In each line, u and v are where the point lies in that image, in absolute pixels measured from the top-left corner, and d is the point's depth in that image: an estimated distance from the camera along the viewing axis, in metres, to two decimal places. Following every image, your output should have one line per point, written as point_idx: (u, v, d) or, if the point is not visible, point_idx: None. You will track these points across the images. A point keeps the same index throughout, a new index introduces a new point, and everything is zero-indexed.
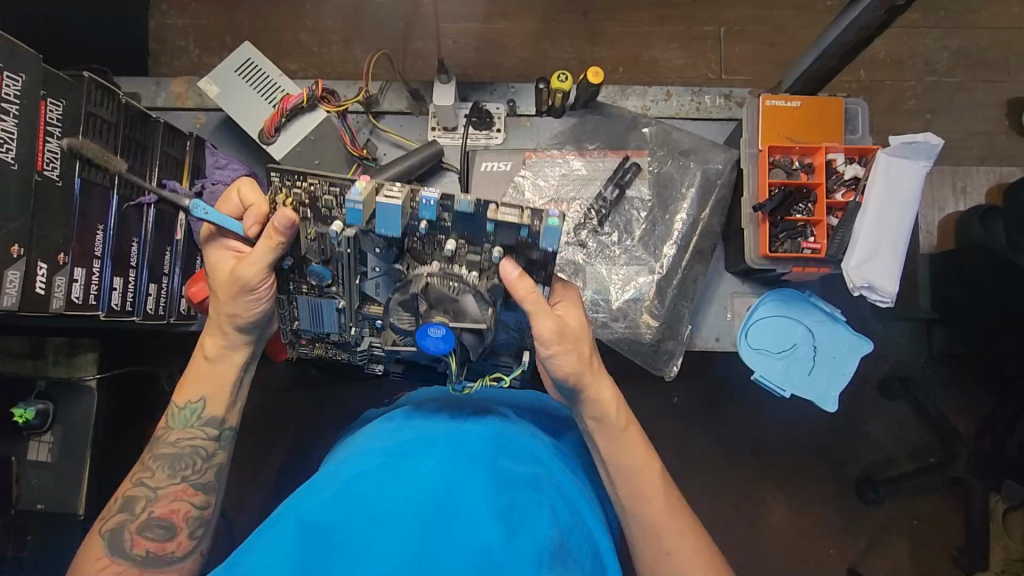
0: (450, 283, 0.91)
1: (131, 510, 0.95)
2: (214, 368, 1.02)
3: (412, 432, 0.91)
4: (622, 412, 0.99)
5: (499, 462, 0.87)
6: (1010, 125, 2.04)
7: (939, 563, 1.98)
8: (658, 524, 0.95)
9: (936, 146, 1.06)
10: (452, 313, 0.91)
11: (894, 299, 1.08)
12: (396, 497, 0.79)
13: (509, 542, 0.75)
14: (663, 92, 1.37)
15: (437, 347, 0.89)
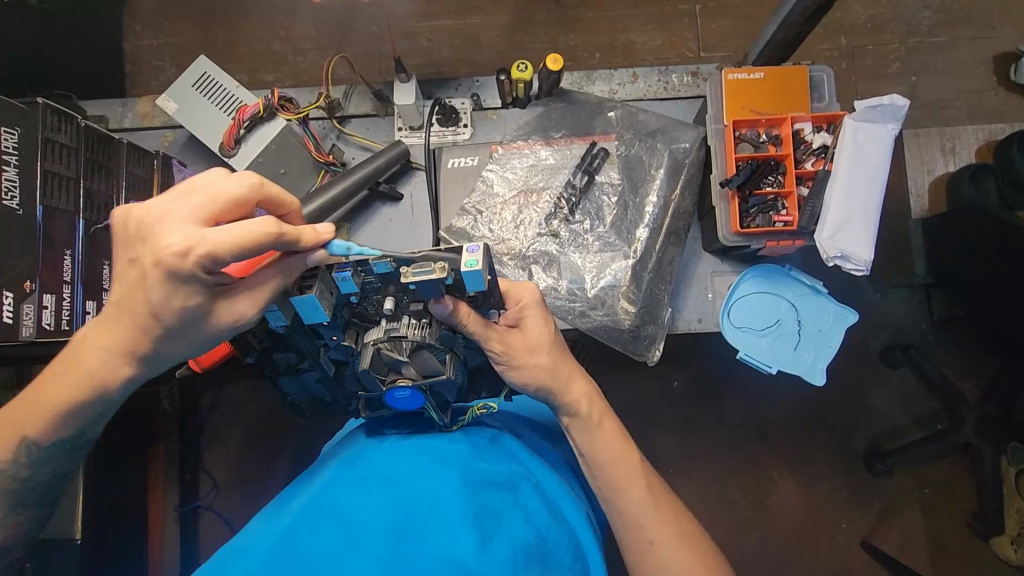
0: (398, 347, 0.85)
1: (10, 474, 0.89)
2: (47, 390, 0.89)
3: (382, 442, 0.89)
4: (594, 405, 0.99)
5: (474, 465, 0.84)
6: (998, 82, 2.00)
7: (956, 530, 1.95)
8: (639, 517, 0.94)
9: (902, 108, 1.04)
10: (412, 374, 0.87)
11: (869, 267, 1.05)
12: (366, 503, 0.75)
13: (485, 543, 0.72)
14: (629, 74, 1.35)
15: (403, 405, 0.88)
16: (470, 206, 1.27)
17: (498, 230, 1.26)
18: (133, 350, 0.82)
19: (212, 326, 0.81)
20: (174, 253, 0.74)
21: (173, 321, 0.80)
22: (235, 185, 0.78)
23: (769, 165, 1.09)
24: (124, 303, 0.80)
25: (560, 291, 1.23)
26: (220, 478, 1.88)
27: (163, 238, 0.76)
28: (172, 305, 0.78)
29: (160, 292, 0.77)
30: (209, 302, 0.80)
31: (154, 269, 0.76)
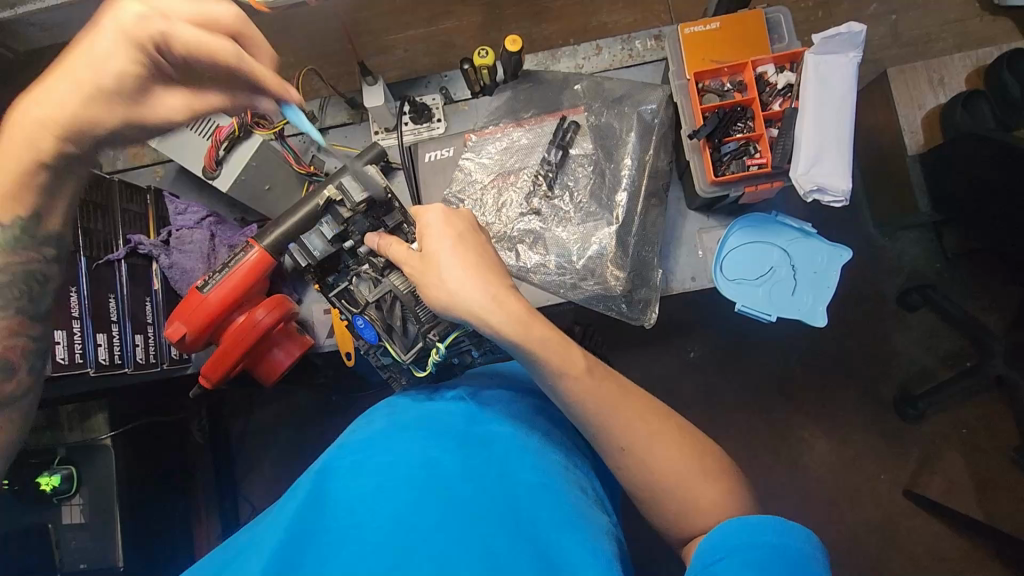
0: (359, 280, 1.11)
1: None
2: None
3: (370, 427, 0.90)
4: (509, 314, 0.90)
5: (468, 438, 0.88)
6: (982, 8, 1.96)
7: (1001, 467, 1.89)
8: (615, 428, 0.90)
9: (860, 34, 1.04)
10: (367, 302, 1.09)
11: (848, 197, 1.04)
12: (365, 481, 0.78)
13: (487, 496, 0.78)
14: (592, 47, 1.36)
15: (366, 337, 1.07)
16: (452, 195, 1.29)
17: (480, 215, 1.28)
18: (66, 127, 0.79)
19: (144, 117, 0.85)
20: (141, 29, 0.78)
21: (115, 99, 0.81)
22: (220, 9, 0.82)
23: (735, 112, 1.09)
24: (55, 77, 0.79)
25: (549, 267, 1.24)
26: (259, 502, 1.92)
27: (119, 8, 0.78)
28: (110, 78, 0.80)
29: (114, 55, 0.78)
30: (149, 88, 0.84)
31: (110, 35, 0.78)
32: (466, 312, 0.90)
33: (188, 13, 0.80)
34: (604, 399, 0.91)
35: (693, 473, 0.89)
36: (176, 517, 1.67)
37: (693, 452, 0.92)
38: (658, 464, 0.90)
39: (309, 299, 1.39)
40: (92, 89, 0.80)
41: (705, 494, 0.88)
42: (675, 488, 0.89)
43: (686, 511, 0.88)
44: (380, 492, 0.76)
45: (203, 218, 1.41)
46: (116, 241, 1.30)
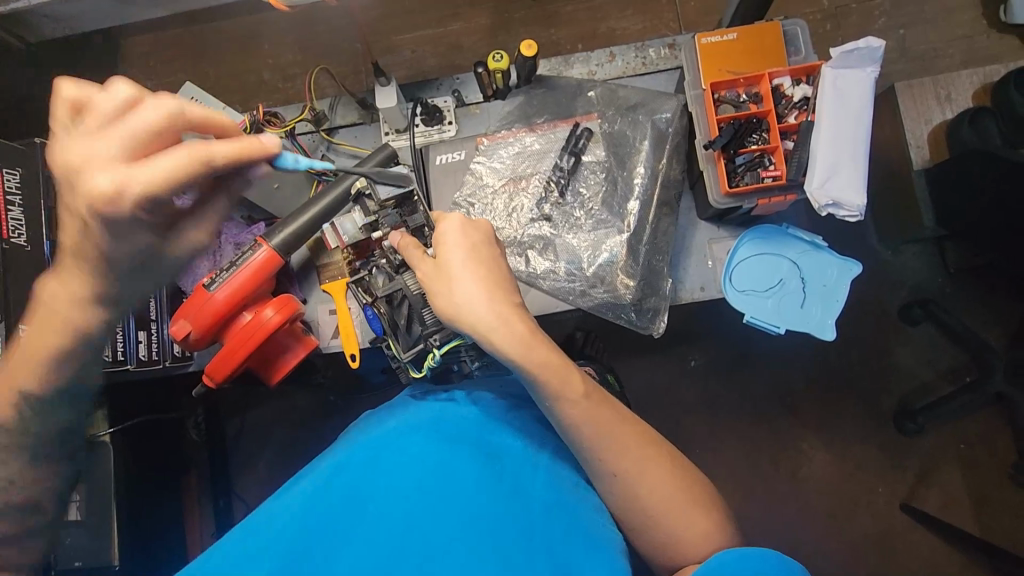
0: (378, 271, 1.19)
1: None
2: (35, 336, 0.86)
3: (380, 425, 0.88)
4: (515, 338, 0.87)
5: (479, 443, 0.86)
6: (989, 25, 1.96)
7: (998, 484, 1.89)
8: (619, 449, 0.88)
9: (879, 50, 1.04)
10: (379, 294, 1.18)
11: (862, 212, 1.04)
12: (374, 483, 0.77)
13: (501, 503, 0.79)
14: (606, 54, 1.35)
15: (374, 327, 1.18)
16: (462, 199, 1.29)
17: (492, 220, 1.27)
18: (96, 289, 0.86)
19: (174, 248, 0.90)
20: (129, 190, 0.75)
21: (117, 262, 0.85)
22: (155, 115, 0.77)
23: (751, 123, 1.09)
24: (88, 264, 0.84)
25: (559, 273, 1.24)
26: (254, 502, 1.90)
27: (90, 181, 0.76)
28: (128, 242, 0.83)
29: (109, 228, 0.80)
30: (165, 230, 0.88)
31: (97, 207, 0.77)
32: (466, 326, 0.88)
33: (118, 149, 0.76)
34: (601, 425, 0.88)
35: (687, 501, 0.88)
36: (171, 515, 1.65)
37: (688, 483, 0.90)
38: (650, 496, 0.88)
39: (315, 299, 1.37)
40: (110, 253, 0.83)
41: (694, 527, 0.87)
42: (666, 517, 0.87)
43: (687, 531, 0.87)
44: (388, 497, 0.76)
45: None
46: None
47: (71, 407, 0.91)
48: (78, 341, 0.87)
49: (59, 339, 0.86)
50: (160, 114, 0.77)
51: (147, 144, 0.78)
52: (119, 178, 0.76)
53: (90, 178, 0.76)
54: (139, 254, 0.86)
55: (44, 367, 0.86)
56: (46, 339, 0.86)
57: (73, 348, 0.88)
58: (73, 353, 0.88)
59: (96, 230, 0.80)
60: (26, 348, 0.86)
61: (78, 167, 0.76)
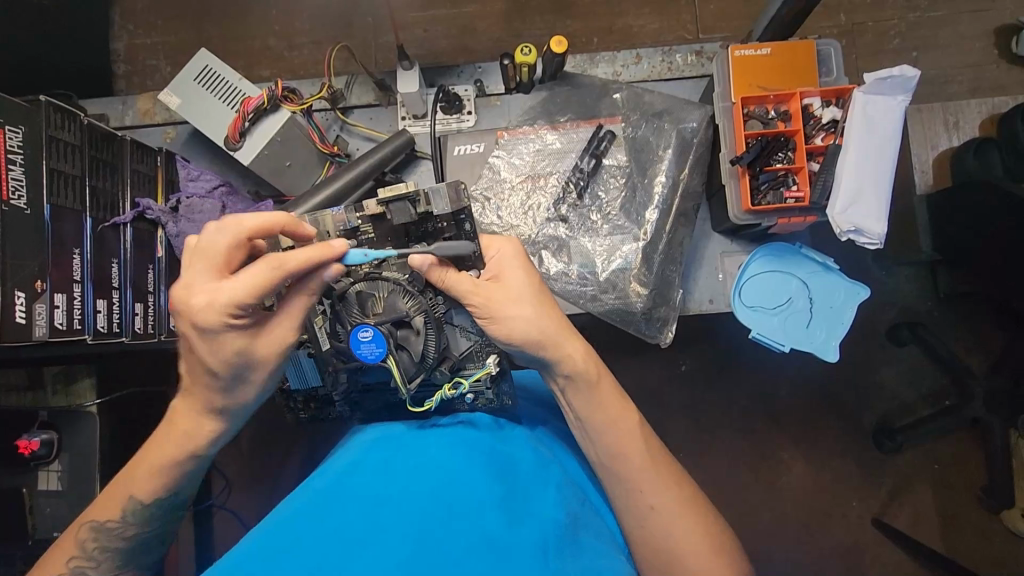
0: (367, 286, 0.91)
1: None
2: (174, 436, 0.93)
3: (404, 443, 0.91)
4: (590, 363, 0.95)
5: (496, 459, 0.89)
6: (1000, 55, 1.97)
7: (967, 506, 1.94)
8: (643, 476, 0.93)
9: (912, 80, 1.05)
10: (382, 315, 0.90)
11: (883, 240, 1.05)
12: (391, 486, 0.81)
13: (516, 517, 0.80)
14: (632, 55, 1.32)
15: (364, 354, 0.87)
16: (478, 192, 1.26)
17: (507, 216, 1.26)
18: (212, 403, 0.91)
19: (265, 358, 0.88)
20: (214, 309, 0.81)
21: (222, 376, 0.88)
22: (210, 235, 0.83)
23: (778, 141, 1.09)
24: (197, 380, 0.90)
25: (571, 276, 1.23)
26: (233, 477, 1.85)
27: (188, 304, 0.82)
28: (228, 355, 0.85)
29: (213, 344, 0.85)
30: (253, 341, 0.86)
31: (202, 326, 0.82)
32: (556, 356, 0.94)
33: (210, 276, 0.83)
34: (622, 444, 0.94)
35: (708, 547, 0.90)
36: None
37: (709, 527, 0.93)
38: (677, 533, 0.90)
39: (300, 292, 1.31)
40: (218, 369, 0.87)
41: (698, 548, 0.90)
42: (687, 555, 0.89)
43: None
44: (405, 506, 0.78)
45: (214, 188, 1.37)
46: (123, 203, 1.23)
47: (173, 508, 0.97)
48: (187, 454, 0.93)
49: (174, 451, 0.93)
50: (234, 237, 0.83)
51: (221, 260, 0.84)
52: (210, 296, 0.81)
53: (182, 296, 0.83)
54: (253, 372, 0.89)
55: (158, 477, 0.93)
56: (165, 453, 0.93)
57: (184, 460, 0.93)
58: (182, 463, 0.94)
59: (210, 347, 0.85)
60: (147, 461, 0.93)
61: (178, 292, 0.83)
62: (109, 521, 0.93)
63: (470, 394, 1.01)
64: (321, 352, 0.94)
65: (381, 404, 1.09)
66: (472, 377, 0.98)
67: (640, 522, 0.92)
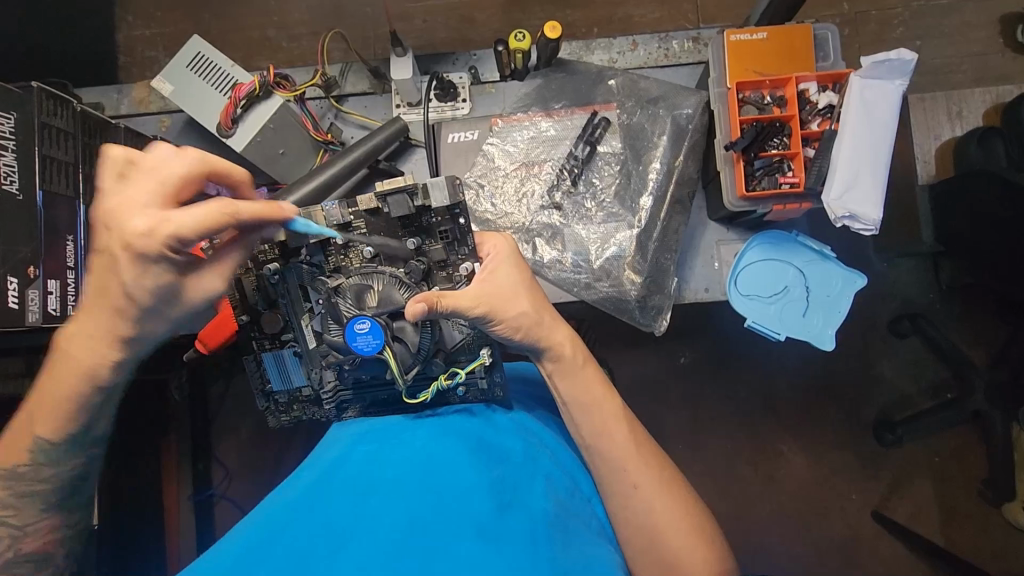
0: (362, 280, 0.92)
1: None
2: (70, 364, 0.89)
3: (395, 433, 0.92)
4: (577, 349, 1.01)
5: (487, 448, 0.89)
6: (1005, 43, 1.94)
7: (966, 498, 1.93)
8: (626, 458, 0.93)
9: (910, 63, 1.03)
10: (378, 306, 0.90)
11: (878, 226, 1.05)
12: (378, 475, 0.82)
13: (503, 504, 0.80)
14: (628, 41, 1.31)
15: (361, 346, 0.87)
16: (472, 180, 1.26)
17: (501, 204, 1.25)
18: (120, 332, 0.88)
19: (184, 299, 0.88)
20: (155, 237, 0.80)
21: (137, 305, 0.86)
22: (166, 159, 0.83)
23: (773, 126, 1.08)
24: (102, 305, 0.87)
25: (565, 264, 1.23)
26: (233, 468, 1.86)
27: (128, 223, 0.81)
28: (148, 290, 0.85)
29: (135, 273, 0.83)
30: (181, 279, 0.86)
31: (127, 250, 0.81)
32: (547, 340, 0.98)
33: (153, 200, 0.82)
34: (608, 423, 0.96)
35: (692, 529, 0.90)
36: None
37: (694, 514, 0.92)
38: (662, 515, 0.90)
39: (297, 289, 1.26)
40: (132, 300, 0.85)
41: (682, 533, 0.89)
42: (672, 537, 0.88)
43: (686, 559, 0.87)
44: (392, 493, 0.79)
45: None
46: None
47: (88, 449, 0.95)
48: (89, 385, 0.90)
49: (74, 385, 0.89)
50: (190, 167, 0.83)
51: (170, 185, 0.82)
52: (151, 220, 0.80)
53: (121, 214, 0.82)
54: (167, 310, 0.88)
55: (60, 415, 0.90)
56: (65, 383, 0.90)
57: (86, 396, 0.90)
58: (88, 398, 0.91)
59: (133, 274, 0.83)
60: (49, 392, 0.90)
61: (120, 208, 0.82)
62: (18, 466, 0.90)
63: (462, 385, 1.01)
64: (307, 351, 0.99)
65: (368, 401, 1.06)
66: (467, 369, 0.98)
67: (626, 506, 0.91)
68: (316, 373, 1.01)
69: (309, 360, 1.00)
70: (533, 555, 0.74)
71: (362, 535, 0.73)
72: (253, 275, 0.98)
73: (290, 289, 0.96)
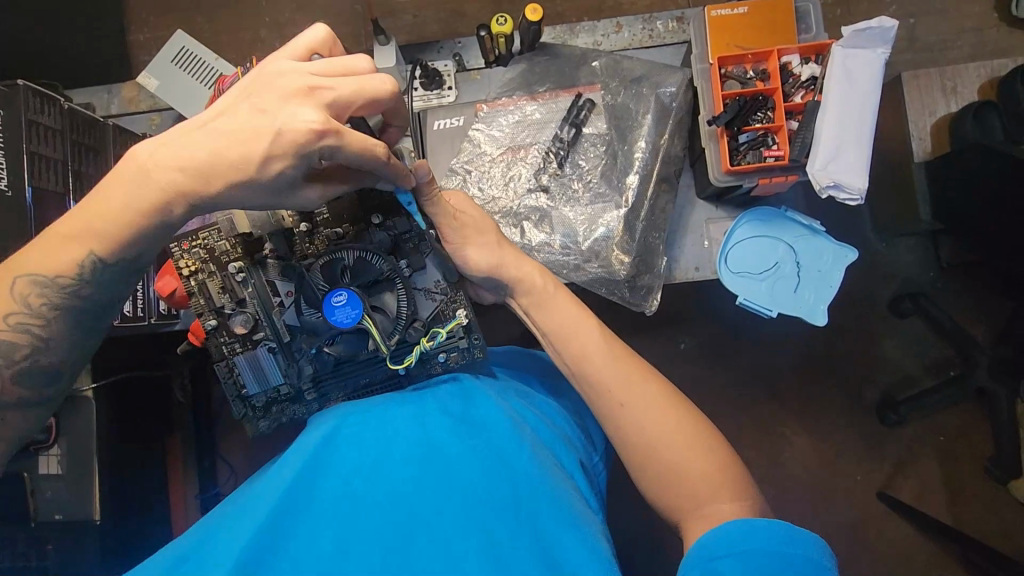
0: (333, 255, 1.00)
1: (9, 355, 0.86)
2: (145, 185, 0.84)
3: (373, 408, 0.90)
4: (548, 279, 1.07)
5: (469, 422, 0.88)
6: (999, 18, 1.92)
7: (974, 476, 1.92)
8: (610, 382, 0.95)
9: (892, 30, 1.04)
10: (356, 279, 1.00)
11: (863, 196, 1.04)
12: (361, 456, 0.80)
13: (488, 476, 0.79)
14: (612, 24, 1.32)
15: (341, 318, 0.97)
16: (459, 166, 1.26)
17: (488, 189, 1.26)
18: (202, 188, 0.84)
19: (286, 200, 0.89)
20: (312, 138, 0.81)
21: (248, 183, 0.83)
22: (361, 76, 0.85)
23: (756, 101, 1.07)
24: (200, 151, 0.83)
25: (553, 246, 1.23)
26: (238, 465, 1.86)
27: (298, 112, 0.81)
28: (267, 173, 0.83)
29: (271, 157, 0.82)
30: (300, 181, 0.87)
31: (277, 133, 0.81)
32: (515, 275, 1.06)
33: (326, 102, 0.83)
34: (588, 348, 0.99)
35: (686, 436, 0.90)
36: (150, 475, 1.64)
37: (687, 422, 0.92)
38: (654, 430, 0.91)
39: None
40: (240, 171, 0.83)
41: (677, 442, 0.90)
42: (668, 448, 0.90)
43: (687, 472, 0.88)
44: (376, 471, 0.77)
45: None
46: (108, 187, 1.24)
47: (124, 279, 0.92)
48: (157, 220, 0.86)
49: (138, 200, 0.84)
50: (391, 91, 0.86)
51: (359, 97, 0.84)
52: (325, 122, 0.81)
53: (298, 95, 0.82)
54: (266, 196, 0.87)
55: (125, 231, 0.86)
56: (131, 197, 0.85)
57: (148, 225, 0.86)
58: (149, 233, 0.87)
59: (271, 150, 0.82)
60: (110, 203, 0.86)
61: (296, 95, 0.82)
62: (58, 277, 0.87)
63: (442, 352, 1.07)
64: (283, 345, 1.04)
65: (350, 388, 1.08)
66: (446, 328, 1.05)
67: (619, 426, 0.93)
68: (295, 367, 1.05)
69: (285, 355, 1.04)
70: (518, 526, 0.74)
71: (347, 517, 0.72)
72: (219, 278, 1.05)
73: (254, 288, 1.04)
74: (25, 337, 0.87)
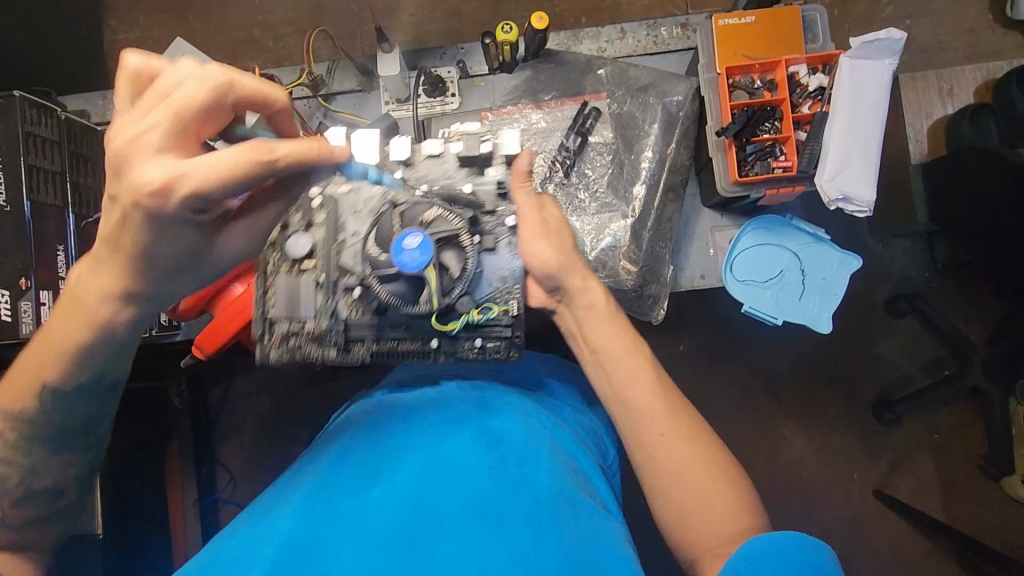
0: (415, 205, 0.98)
1: (22, 450, 0.90)
2: (82, 302, 0.84)
3: (390, 422, 0.89)
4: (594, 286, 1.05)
5: (485, 429, 0.87)
6: (995, 20, 1.93)
7: (969, 473, 1.94)
8: (639, 407, 0.94)
9: (899, 43, 1.05)
10: (427, 229, 0.96)
11: (872, 208, 1.04)
12: (377, 468, 0.79)
13: (506, 485, 0.77)
14: (617, 30, 1.30)
15: (405, 259, 0.90)
16: None
17: None
18: (129, 287, 0.82)
19: (207, 258, 0.85)
20: (164, 188, 0.72)
21: (162, 264, 0.81)
22: (183, 89, 0.72)
23: (765, 111, 1.07)
24: (115, 259, 0.81)
25: None
26: (238, 472, 1.84)
27: (139, 169, 0.72)
28: (160, 247, 0.78)
29: (154, 228, 0.76)
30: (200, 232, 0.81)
31: (140, 201, 0.73)
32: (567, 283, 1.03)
33: (152, 143, 0.72)
34: (619, 367, 0.98)
35: (708, 474, 0.88)
36: (148, 485, 1.62)
37: (711, 459, 0.90)
38: (676, 460, 0.90)
39: None
40: (151, 259, 0.79)
41: (698, 477, 0.88)
42: (689, 482, 0.88)
43: (706, 508, 0.86)
44: (392, 483, 0.76)
45: None
46: (107, 198, 1.22)
47: (119, 365, 0.92)
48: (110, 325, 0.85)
49: (85, 318, 0.84)
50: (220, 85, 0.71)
51: (172, 120, 0.71)
52: (167, 169, 0.71)
53: (130, 161, 0.72)
54: (185, 269, 0.83)
55: (91, 337, 0.85)
56: (74, 319, 0.85)
57: (115, 322, 0.85)
58: (112, 334, 0.86)
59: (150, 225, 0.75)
60: (68, 315, 0.85)
61: (130, 153, 0.72)
62: (54, 379, 0.88)
63: (480, 335, 1.02)
64: (328, 279, 1.01)
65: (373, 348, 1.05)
66: (500, 307, 1.02)
67: (644, 451, 0.92)
68: (328, 304, 1.02)
69: (325, 289, 1.02)
70: (539, 536, 0.72)
71: (364, 528, 0.71)
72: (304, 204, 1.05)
73: (326, 218, 1.02)
74: (37, 432, 0.90)
